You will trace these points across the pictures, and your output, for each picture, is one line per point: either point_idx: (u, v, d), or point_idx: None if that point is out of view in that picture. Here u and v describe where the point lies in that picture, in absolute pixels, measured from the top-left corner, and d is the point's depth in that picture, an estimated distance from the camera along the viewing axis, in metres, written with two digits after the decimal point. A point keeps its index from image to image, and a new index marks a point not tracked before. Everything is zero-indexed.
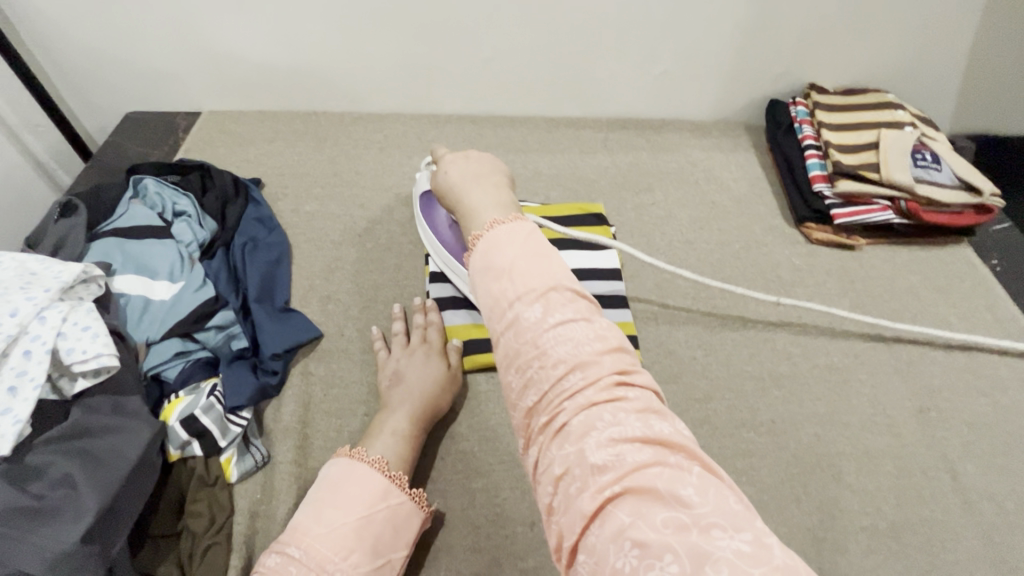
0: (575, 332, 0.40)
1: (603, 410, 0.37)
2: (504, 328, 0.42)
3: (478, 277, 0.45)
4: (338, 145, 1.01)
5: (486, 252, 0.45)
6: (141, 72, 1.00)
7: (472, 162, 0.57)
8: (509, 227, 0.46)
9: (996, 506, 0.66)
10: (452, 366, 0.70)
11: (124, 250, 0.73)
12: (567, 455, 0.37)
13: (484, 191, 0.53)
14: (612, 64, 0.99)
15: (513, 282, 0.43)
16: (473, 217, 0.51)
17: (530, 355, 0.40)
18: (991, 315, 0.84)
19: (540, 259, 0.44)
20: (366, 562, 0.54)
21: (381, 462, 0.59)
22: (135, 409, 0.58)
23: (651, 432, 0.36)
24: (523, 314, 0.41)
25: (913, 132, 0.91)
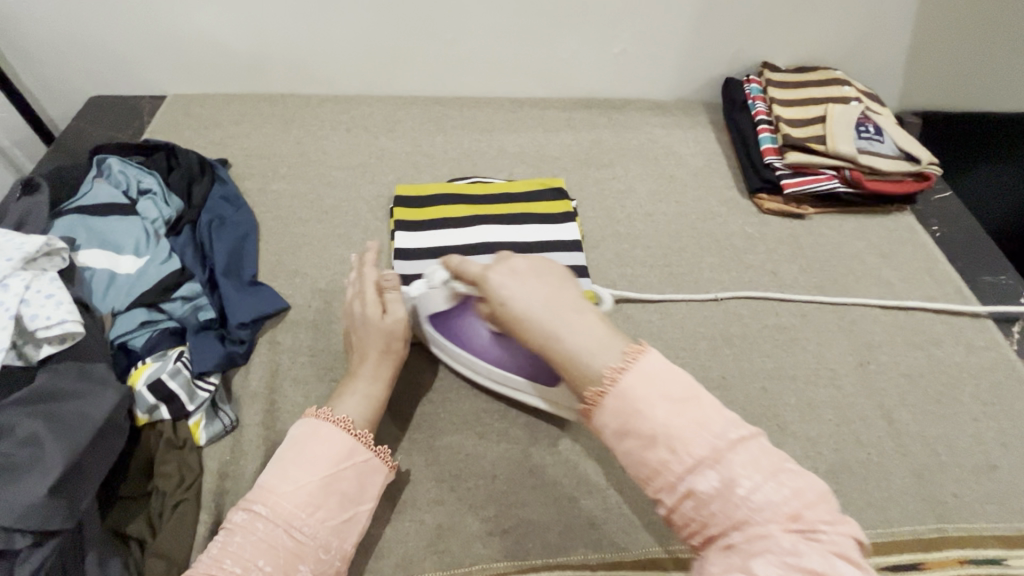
0: (758, 491, 0.42)
1: (780, 540, 0.40)
2: (677, 499, 0.44)
3: (624, 443, 0.46)
4: (305, 126, 1.02)
5: (624, 413, 0.45)
6: (104, 55, 1.00)
7: (534, 283, 0.53)
8: (637, 371, 0.46)
9: (927, 448, 0.71)
10: (386, 316, 0.66)
11: (88, 226, 0.73)
12: (733, 564, 0.40)
13: (578, 325, 0.50)
14: (573, 44, 1.02)
15: (671, 450, 0.44)
16: (578, 367, 0.48)
17: (709, 517, 0.43)
18: (929, 276, 0.89)
19: (687, 406, 0.45)
20: (332, 516, 0.55)
21: (345, 420, 0.60)
22: (102, 374, 0.59)
23: (834, 566, 0.38)
24: (696, 485, 0.43)
25: (857, 105, 0.95)
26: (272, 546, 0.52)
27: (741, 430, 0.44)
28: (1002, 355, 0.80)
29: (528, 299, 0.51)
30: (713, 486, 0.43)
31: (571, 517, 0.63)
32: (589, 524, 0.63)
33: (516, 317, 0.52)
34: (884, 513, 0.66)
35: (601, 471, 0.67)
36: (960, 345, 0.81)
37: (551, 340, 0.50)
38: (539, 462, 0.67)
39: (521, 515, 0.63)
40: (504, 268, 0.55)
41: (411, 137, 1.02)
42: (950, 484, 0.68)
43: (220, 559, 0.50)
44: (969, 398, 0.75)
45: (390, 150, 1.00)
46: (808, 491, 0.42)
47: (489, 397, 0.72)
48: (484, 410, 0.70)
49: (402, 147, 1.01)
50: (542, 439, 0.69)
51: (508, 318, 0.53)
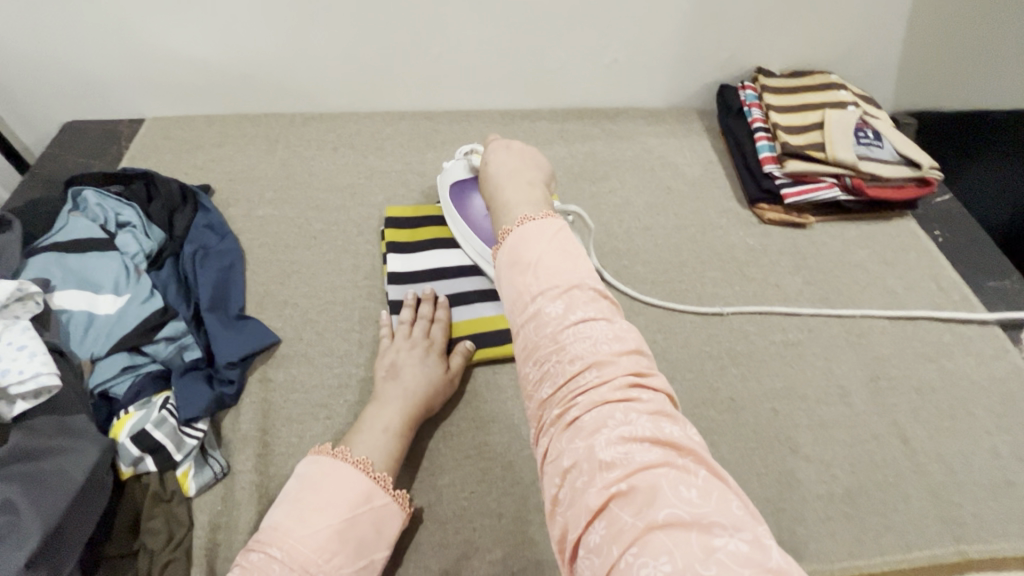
0: (593, 327, 0.46)
1: (615, 411, 0.41)
2: (525, 321, 0.48)
3: (506, 269, 0.52)
4: (290, 147, 0.99)
5: (515, 248, 0.52)
6: (78, 80, 0.97)
7: (511, 160, 0.64)
8: (539, 227, 0.52)
9: (943, 465, 0.69)
10: (449, 371, 0.70)
11: (64, 265, 0.69)
12: (577, 450, 0.40)
13: (520, 192, 0.60)
14: (565, 55, 1.00)
15: (538, 277, 0.49)
16: (504, 211, 0.58)
17: (548, 342, 0.46)
18: (934, 284, 0.87)
19: (567, 259, 0.50)
20: (349, 563, 0.54)
21: (365, 462, 0.59)
22: (82, 426, 0.56)
23: (660, 431, 0.40)
24: (544, 308, 0.48)
25: (855, 110, 0.94)
26: None
27: (600, 313, 0.47)
28: (1012, 364, 0.78)
29: (501, 165, 0.64)
30: (557, 313, 0.47)
31: None
32: None
33: (496, 192, 0.62)
34: (903, 537, 0.64)
35: None
36: (969, 355, 0.79)
37: (500, 190, 0.61)
38: (546, 498, 0.64)
39: (530, 556, 0.61)
40: (499, 142, 0.69)
41: (400, 154, 0.99)
42: (968, 503, 0.66)
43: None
44: (981, 411, 0.74)
45: (380, 168, 0.97)
46: (641, 367, 0.44)
47: (492, 429, 0.69)
48: (487, 443, 0.68)
49: (392, 165, 0.98)
50: None
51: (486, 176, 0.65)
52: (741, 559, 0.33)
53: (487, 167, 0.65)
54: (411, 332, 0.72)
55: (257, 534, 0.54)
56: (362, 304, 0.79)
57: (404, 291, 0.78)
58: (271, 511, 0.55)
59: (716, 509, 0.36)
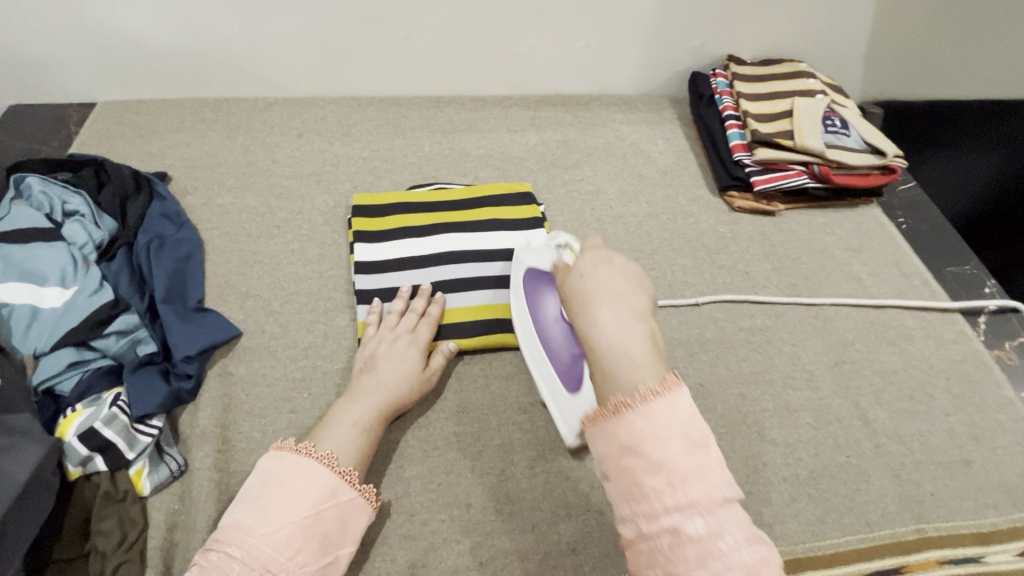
0: (735, 547, 0.39)
1: None
2: (656, 531, 0.40)
3: (620, 456, 0.42)
4: (252, 133, 0.95)
5: (638, 437, 0.42)
6: (21, 60, 0.91)
7: (621, 281, 0.49)
8: (668, 409, 0.42)
9: (903, 446, 0.71)
10: (427, 370, 0.68)
11: (5, 256, 0.66)
12: None
13: (630, 326, 0.46)
14: (535, 41, 0.98)
15: (671, 484, 0.40)
16: (619, 368, 0.44)
17: (680, 559, 0.39)
18: (897, 270, 0.89)
19: (697, 454, 0.41)
20: (312, 560, 0.52)
21: (330, 457, 0.57)
22: (21, 426, 0.52)
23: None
24: (682, 524, 0.40)
25: (823, 99, 0.95)
26: None
27: (727, 495, 0.41)
28: (970, 348, 0.81)
29: (600, 287, 0.48)
30: (698, 530, 0.39)
31: (551, 544, 0.61)
32: (569, 550, 0.61)
33: (586, 297, 0.48)
34: (864, 516, 0.65)
35: (582, 491, 0.64)
36: (929, 339, 0.81)
37: (591, 318, 0.47)
38: (515, 487, 0.64)
39: (498, 546, 0.60)
40: (592, 255, 0.51)
41: (367, 141, 0.97)
42: (926, 482, 0.68)
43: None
44: (940, 393, 0.76)
45: (347, 155, 0.94)
46: (767, 552, 0.40)
47: (461, 419, 0.68)
48: (456, 433, 0.67)
49: (358, 152, 0.95)
50: (519, 461, 0.65)
51: (582, 302, 0.48)
52: None
53: (576, 282, 0.50)
54: (398, 324, 0.70)
55: (215, 532, 0.53)
56: (327, 295, 0.77)
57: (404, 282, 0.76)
58: (230, 509, 0.54)
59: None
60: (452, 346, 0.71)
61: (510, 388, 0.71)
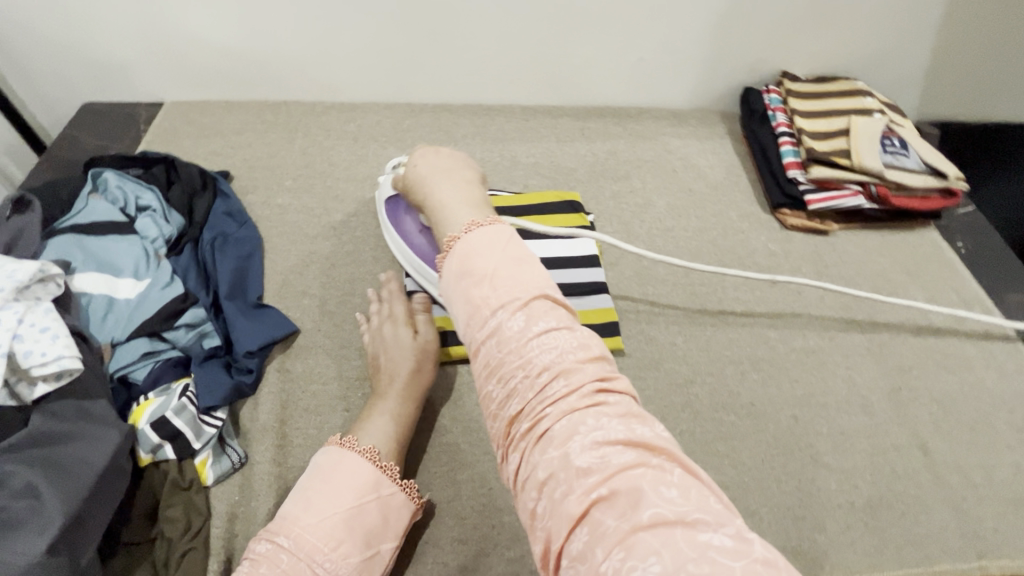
0: (551, 332, 0.43)
1: (603, 420, 0.39)
2: (484, 336, 0.44)
3: (454, 279, 0.47)
4: (310, 136, 0.98)
5: (466, 259, 0.47)
6: (98, 60, 0.96)
7: (447, 174, 0.59)
8: (488, 235, 0.49)
9: (965, 479, 0.68)
10: (419, 336, 0.68)
11: (84, 248, 0.69)
12: (551, 461, 0.38)
13: (459, 186, 0.56)
14: (590, 53, 0.99)
15: (494, 288, 0.45)
16: (447, 215, 0.54)
17: (506, 357, 0.43)
18: (957, 296, 0.87)
19: (519, 267, 0.46)
20: (355, 552, 0.53)
21: (372, 451, 0.58)
22: (102, 412, 0.55)
23: (634, 435, 0.38)
24: (505, 322, 0.44)
25: (881, 119, 0.93)
26: None
27: (560, 320, 0.44)
28: None
29: (436, 176, 0.59)
30: (518, 327, 0.43)
31: None
32: None
33: (416, 173, 0.62)
34: (924, 550, 0.63)
35: None
36: (991, 369, 0.79)
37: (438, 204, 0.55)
38: None
39: None
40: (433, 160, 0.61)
41: (420, 147, 0.98)
42: (990, 518, 0.66)
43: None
44: (1003, 425, 0.73)
45: (400, 161, 0.96)
46: (615, 380, 0.42)
47: None
48: None
49: None
50: None
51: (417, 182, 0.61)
52: (729, 553, 0.32)
53: (416, 169, 0.61)
54: (378, 317, 0.71)
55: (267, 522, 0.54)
56: None
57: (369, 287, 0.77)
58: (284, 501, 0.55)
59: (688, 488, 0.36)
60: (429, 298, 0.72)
61: None
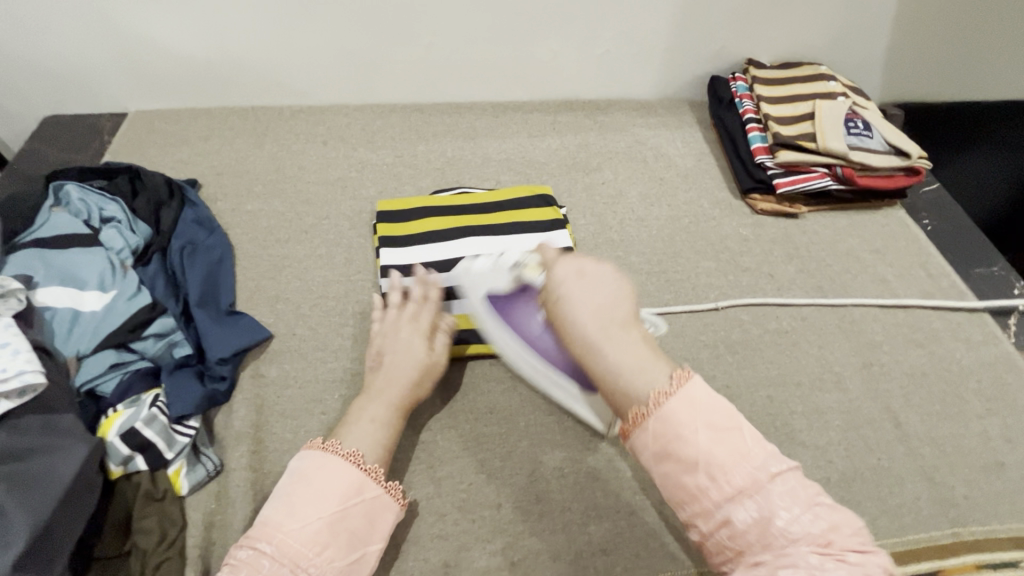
0: (791, 517, 0.45)
1: (836, 568, 0.42)
2: (707, 520, 0.47)
3: (656, 460, 0.49)
4: (279, 140, 0.97)
5: (672, 439, 0.48)
6: (57, 71, 0.94)
7: (593, 293, 0.56)
8: (686, 408, 0.49)
9: (936, 449, 0.70)
10: (434, 354, 0.67)
11: (46, 261, 0.67)
12: (759, 575, 0.43)
13: (620, 340, 0.54)
14: (557, 47, 1.00)
15: (711, 477, 0.47)
16: (626, 385, 0.52)
17: (739, 540, 0.46)
18: (924, 271, 0.89)
19: (732, 442, 0.47)
20: (340, 557, 0.53)
21: (356, 455, 0.57)
22: (68, 425, 0.54)
23: (842, 562, 0.43)
24: (732, 513, 0.46)
25: (845, 101, 0.95)
26: None
27: (780, 463, 0.47)
28: (1000, 349, 0.80)
29: (583, 303, 0.55)
30: (750, 517, 0.45)
31: (582, 544, 0.61)
32: (600, 551, 0.60)
33: (557, 310, 0.57)
34: (898, 520, 0.64)
35: (610, 492, 0.64)
36: (958, 341, 0.81)
37: (591, 352, 0.54)
38: (545, 487, 0.64)
39: (530, 546, 0.60)
40: (567, 267, 0.58)
41: (391, 147, 0.98)
42: (960, 485, 0.67)
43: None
44: (971, 395, 0.75)
45: (371, 161, 0.96)
46: (843, 525, 0.45)
47: (489, 420, 0.68)
48: (485, 434, 0.67)
49: (383, 157, 0.97)
50: (549, 462, 0.66)
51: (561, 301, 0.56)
52: None
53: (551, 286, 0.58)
54: (399, 315, 0.70)
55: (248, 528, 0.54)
56: (355, 298, 0.77)
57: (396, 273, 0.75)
58: (264, 507, 0.54)
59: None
60: (495, 293, 0.70)
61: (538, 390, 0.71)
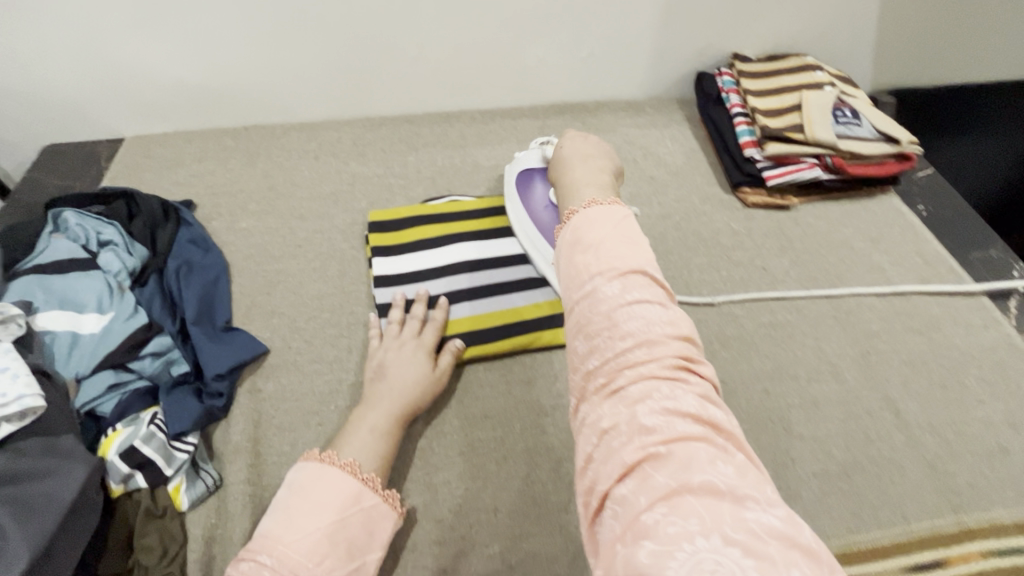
0: (648, 317, 0.43)
1: (684, 397, 0.39)
2: (579, 297, 0.45)
3: (567, 250, 0.49)
4: (271, 158, 0.99)
5: (583, 231, 0.49)
6: (53, 101, 0.96)
7: (591, 147, 0.65)
8: (606, 210, 0.50)
9: (937, 436, 0.69)
10: (437, 370, 0.69)
11: (46, 286, 0.69)
12: (618, 413, 0.39)
13: (590, 172, 0.59)
14: (541, 53, 1.01)
15: (597, 257, 0.46)
16: (574, 193, 0.56)
17: (600, 329, 0.43)
18: (920, 258, 0.88)
19: (631, 245, 0.47)
20: (340, 566, 0.53)
21: (353, 465, 0.58)
22: (70, 447, 0.55)
23: (704, 414, 0.39)
24: (601, 287, 0.45)
25: (832, 91, 0.95)
26: None
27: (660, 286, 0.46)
28: (1001, 334, 0.79)
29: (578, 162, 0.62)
30: (616, 296, 0.44)
31: (580, 545, 0.61)
32: None
33: (557, 159, 0.65)
34: (900, 510, 0.64)
35: None
36: (957, 326, 0.80)
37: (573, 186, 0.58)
38: (542, 489, 0.64)
39: (528, 549, 0.60)
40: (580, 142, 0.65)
41: (382, 159, 0.99)
42: (964, 473, 0.66)
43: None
44: (972, 380, 0.74)
45: (362, 174, 0.97)
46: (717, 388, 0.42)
47: (485, 424, 0.69)
48: (481, 439, 0.67)
49: (374, 170, 0.98)
50: (545, 464, 0.66)
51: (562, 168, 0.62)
52: (773, 532, 0.32)
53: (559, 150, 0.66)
54: (401, 331, 0.72)
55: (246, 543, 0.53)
56: (349, 309, 0.78)
57: (399, 291, 0.77)
58: (262, 521, 0.55)
59: (747, 478, 0.36)
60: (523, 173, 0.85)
61: (532, 392, 0.71)
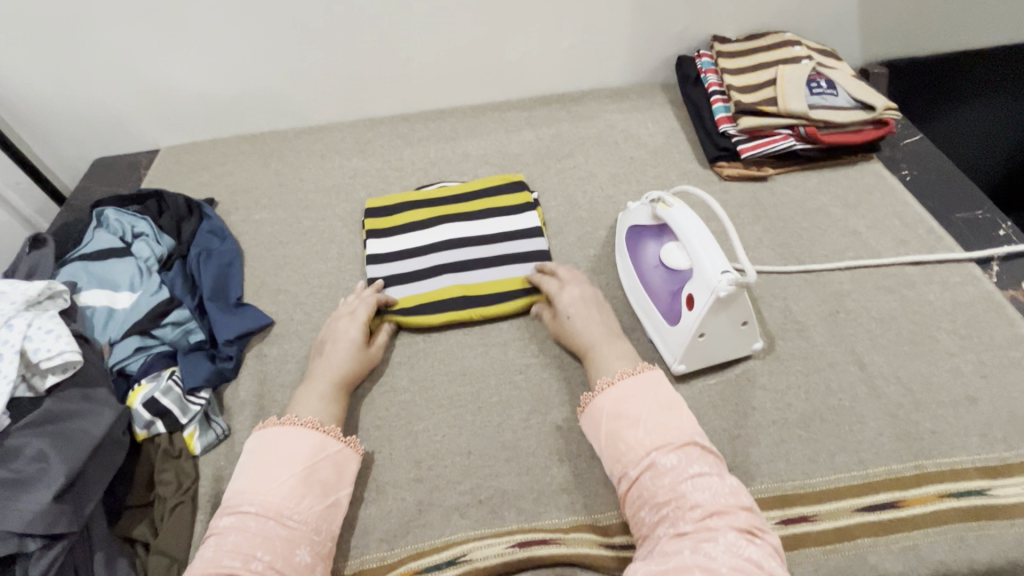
0: (704, 479, 0.54)
1: (744, 546, 0.48)
2: (640, 471, 0.56)
3: (609, 416, 0.61)
4: (283, 159, 1.10)
5: (619, 399, 0.61)
6: (100, 120, 1.10)
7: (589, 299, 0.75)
8: (642, 378, 0.63)
9: (900, 387, 0.70)
10: (372, 348, 0.75)
11: (88, 270, 0.81)
12: (682, 544, 0.50)
13: (605, 338, 0.70)
14: (524, 48, 1.06)
15: (647, 432, 0.58)
16: (599, 367, 0.67)
17: (660, 487, 0.54)
18: (899, 220, 0.88)
19: (671, 411, 0.60)
20: (318, 502, 0.59)
21: (313, 421, 0.64)
22: (102, 397, 0.65)
23: (767, 564, 0.47)
24: (659, 460, 0.56)
25: (809, 63, 0.96)
26: (268, 538, 0.54)
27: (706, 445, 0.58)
28: (980, 289, 0.79)
29: (586, 312, 0.73)
30: (672, 465, 0.55)
31: (544, 484, 0.66)
32: (561, 489, 0.65)
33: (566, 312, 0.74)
34: (857, 455, 0.66)
35: (572, 439, 0.69)
36: (933, 284, 0.80)
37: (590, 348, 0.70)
38: (511, 437, 0.70)
39: (496, 486, 0.66)
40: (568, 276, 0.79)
41: (380, 154, 1.08)
42: (926, 421, 0.67)
43: (220, 559, 0.52)
44: (946, 334, 0.75)
45: (362, 169, 1.06)
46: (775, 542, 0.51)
47: (462, 381, 0.75)
48: (458, 393, 0.74)
49: (372, 164, 1.07)
50: (517, 414, 0.72)
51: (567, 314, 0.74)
52: None
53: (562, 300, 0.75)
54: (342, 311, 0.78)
55: (225, 501, 0.58)
56: (345, 286, 0.87)
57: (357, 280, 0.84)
58: (235, 479, 0.59)
59: None
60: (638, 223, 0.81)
61: (506, 352, 0.77)
